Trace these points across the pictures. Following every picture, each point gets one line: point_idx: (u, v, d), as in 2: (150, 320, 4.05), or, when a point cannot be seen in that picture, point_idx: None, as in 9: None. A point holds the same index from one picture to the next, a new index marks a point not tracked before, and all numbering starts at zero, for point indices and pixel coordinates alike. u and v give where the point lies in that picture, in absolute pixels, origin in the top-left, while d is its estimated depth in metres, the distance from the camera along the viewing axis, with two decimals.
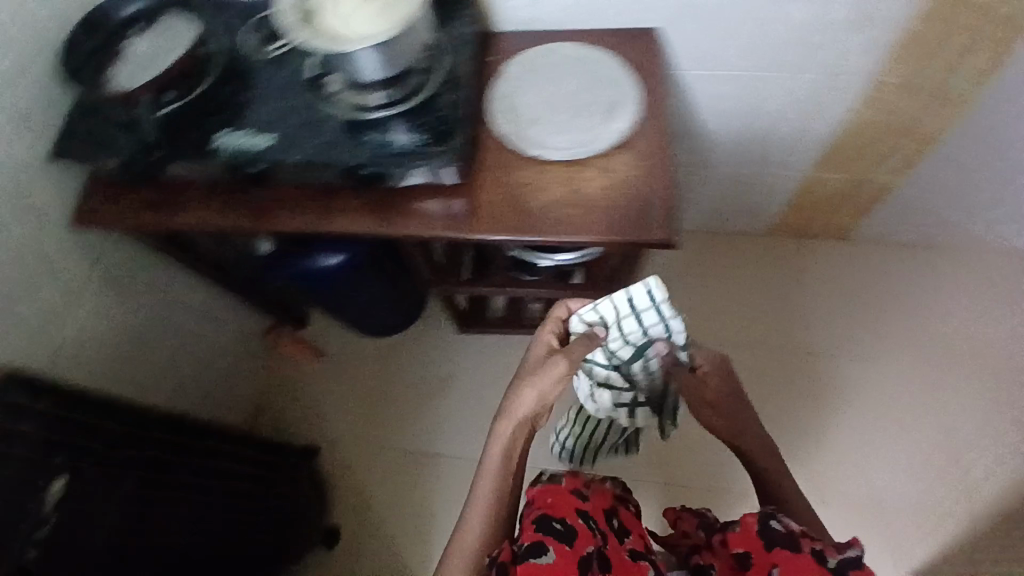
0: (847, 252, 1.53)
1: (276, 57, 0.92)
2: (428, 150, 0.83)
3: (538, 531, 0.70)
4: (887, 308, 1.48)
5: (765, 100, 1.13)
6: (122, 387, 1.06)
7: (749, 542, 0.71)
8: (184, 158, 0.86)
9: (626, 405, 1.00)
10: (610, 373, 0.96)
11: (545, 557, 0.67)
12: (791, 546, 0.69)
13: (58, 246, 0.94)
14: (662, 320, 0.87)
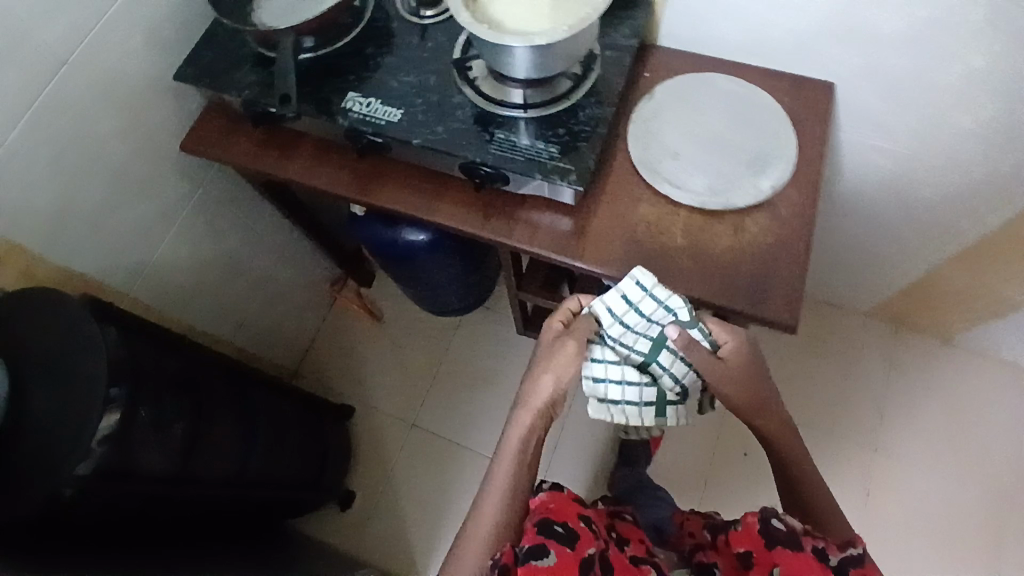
0: (954, 357, 1.39)
1: (421, 25, 0.88)
2: (556, 163, 0.77)
3: (541, 534, 0.67)
4: (981, 429, 1.33)
5: (917, 182, 1.01)
6: (190, 312, 1.08)
7: (751, 541, 0.70)
8: (307, 113, 0.83)
9: (653, 403, 0.83)
10: (626, 384, 0.82)
11: (547, 559, 0.65)
12: (792, 544, 0.68)
13: (164, 166, 0.94)
14: (665, 301, 0.75)
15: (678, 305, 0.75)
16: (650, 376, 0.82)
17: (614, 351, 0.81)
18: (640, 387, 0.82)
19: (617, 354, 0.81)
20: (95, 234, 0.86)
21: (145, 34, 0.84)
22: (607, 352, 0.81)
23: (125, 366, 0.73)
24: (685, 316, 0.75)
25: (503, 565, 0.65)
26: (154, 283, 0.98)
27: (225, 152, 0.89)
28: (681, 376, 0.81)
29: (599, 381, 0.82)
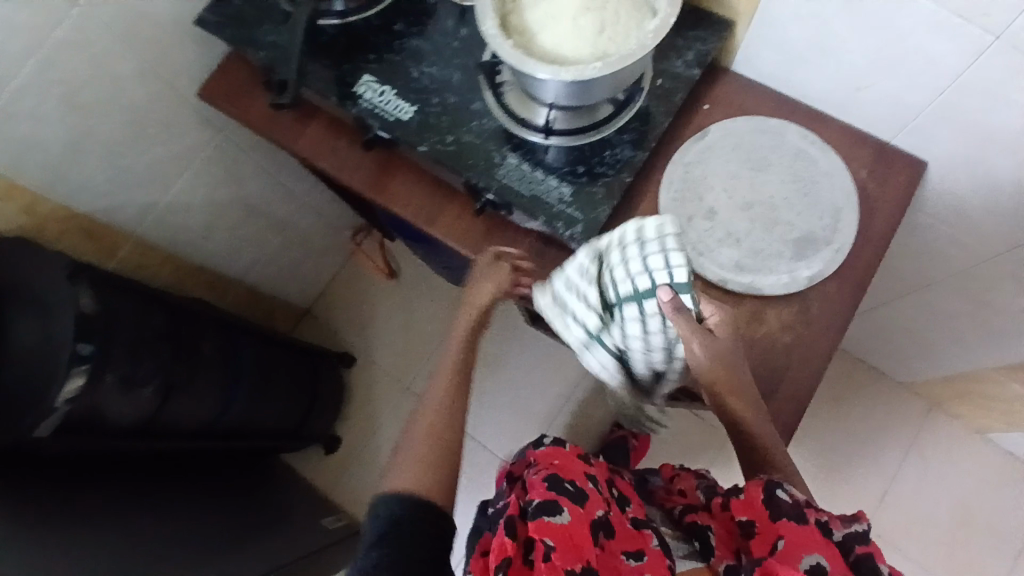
0: (1002, 461, 1.22)
1: (461, 9, 0.78)
2: (565, 206, 0.69)
3: (552, 491, 0.63)
4: (1007, 547, 1.18)
5: (991, 278, 0.87)
6: (200, 250, 1.09)
7: (753, 511, 0.61)
8: (319, 90, 0.77)
9: (592, 338, 0.66)
10: (581, 304, 0.65)
11: (561, 517, 0.61)
12: (797, 516, 0.59)
13: (182, 110, 0.91)
14: (678, 265, 0.60)
15: (683, 278, 0.60)
16: (607, 317, 0.65)
17: (593, 264, 0.64)
18: (591, 316, 0.65)
19: (594, 268, 0.64)
20: (105, 171, 0.87)
21: None
22: (586, 259, 0.64)
23: (97, 322, 0.77)
24: (682, 285, 0.60)
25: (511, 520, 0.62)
26: (163, 222, 0.99)
27: (239, 109, 0.84)
28: (641, 344, 0.64)
29: (561, 279, 0.66)
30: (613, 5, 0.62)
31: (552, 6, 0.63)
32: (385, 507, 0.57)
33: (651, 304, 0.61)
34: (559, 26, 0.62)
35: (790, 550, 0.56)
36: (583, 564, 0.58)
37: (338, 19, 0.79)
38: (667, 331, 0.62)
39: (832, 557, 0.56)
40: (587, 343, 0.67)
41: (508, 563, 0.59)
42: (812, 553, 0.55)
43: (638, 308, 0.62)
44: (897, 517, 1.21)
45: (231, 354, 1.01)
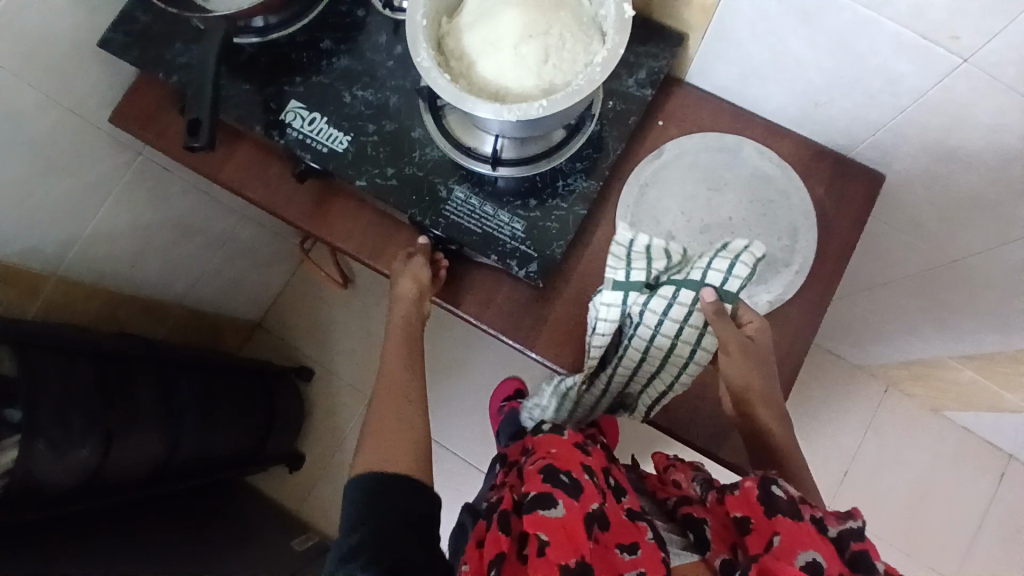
0: (953, 437, 1.27)
1: (395, 23, 0.71)
2: (518, 242, 0.65)
3: (547, 482, 0.54)
4: (957, 517, 1.24)
5: (944, 277, 0.88)
6: (133, 279, 1.01)
7: (749, 508, 0.52)
8: (244, 119, 0.70)
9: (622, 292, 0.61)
10: (635, 262, 0.61)
11: (556, 511, 0.52)
12: (795, 512, 0.50)
13: (94, 136, 0.82)
14: (735, 279, 0.59)
15: (732, 291, 0.59)
16: (648, 289, 0.61)
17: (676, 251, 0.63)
18: (641, 272, 0.61)
19: (674, 255, 0.61)
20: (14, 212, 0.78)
21: None
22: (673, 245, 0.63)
23: (20, 385, 0.71)
24: (731, 295, 0.59)
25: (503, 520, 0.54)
26: (88, 256, 0.91)
27: (154, 138, 0.75)
28: (651, 332, 0.62)
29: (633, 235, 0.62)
30: (557, 29, 0.57)
31: (492, 30, 0.58)
32: (360, 481, 0.56)
33: (688, 293, 0.60)
34: (503, 55, 0.57)
35: (784, 548, 0.48)
36: (578, 561, 0.49)
37: (257, 36, 0.71)
38: (680, 329, 0.61)
39: (834, 560, 0.48)
40: (612, 289, 0.62)
41: (502, 558, 0.51)
42: (808, 551, 0.48)
43: (672, 296, 0.60)
44: (858, 497, 1.25)
45: (166, 393, 0.94)
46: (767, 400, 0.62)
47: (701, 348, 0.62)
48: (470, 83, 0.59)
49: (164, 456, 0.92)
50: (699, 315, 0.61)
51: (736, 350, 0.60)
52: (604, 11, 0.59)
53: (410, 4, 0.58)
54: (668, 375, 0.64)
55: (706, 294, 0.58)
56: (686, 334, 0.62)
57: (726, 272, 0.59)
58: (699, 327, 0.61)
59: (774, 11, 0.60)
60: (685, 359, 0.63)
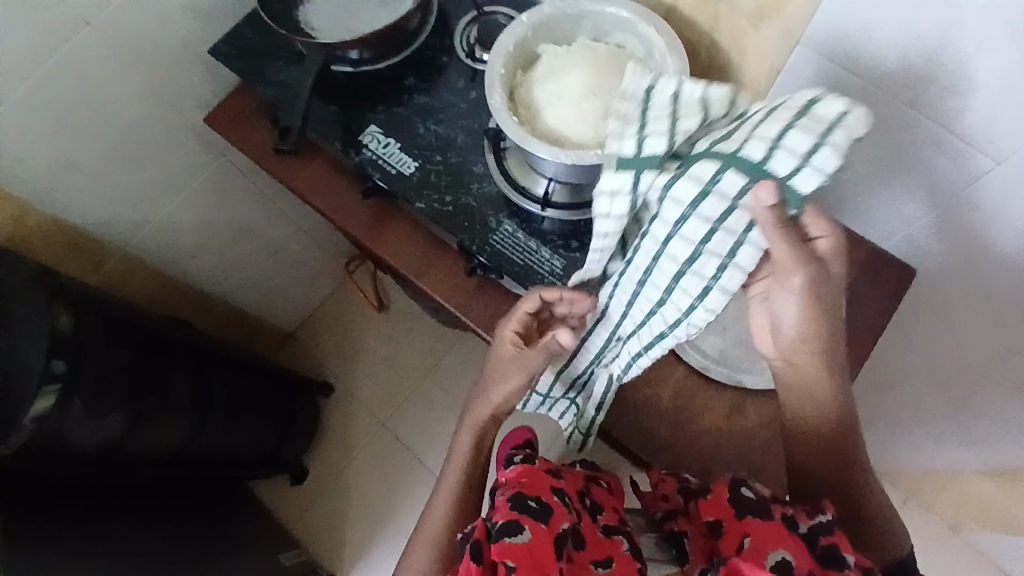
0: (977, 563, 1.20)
1: (474, 72, 0.79)
2: (556, 279, 0.69)
3: (515, 509, 0.53)
4: None
5: (972, 381, 0.87)
6: (189, 269, 1.08)
7: (720, 510, 0.53)
8: (324, 135, 0.77)
9: (633, 157, 0.49)
10: (652, 122, 0.49)
11: (522, 537, 0.51)
12: (763, 513, 0.52)
13: (187, 133, 0.91)
14: (811, 169, 0.42)
15: (801, 193, 0.43)
16: (671, 163, 0.48)
17: (722, 118, 0.49)
18: (665, 138, 0.48)
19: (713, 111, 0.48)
20: (101, 187, 0.87)
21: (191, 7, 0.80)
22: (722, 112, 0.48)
23: (70, 342, 0.76)
24: (796, 193, 0.43)
25: (474, 543, 0.52)
26: (153, 241, 0.98)
27: (241, 142, 0.84)
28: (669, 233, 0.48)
29: (655, 86, 0.50)
30: (619, 92, 0.63)
31: (560, 86, 0.64)
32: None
33: (733, 181, 0.45)
34: (566, 108, 0.63)
35: (754, 549, 0.49)
36: None
37: (351, 66, 0.79)
38: (709, 236, 0.47)
39: (806, 557, 0.48)
40: (623, 166, 0.50)
41: None
42: (777, 550, 0.48)
43: (711, 181, 0.45)
44: None
45: (195, 380, 0.97)
46: (815, 341, 0.53)
47: (734, 267, 0.47)
48: (534, 128, 0.65)
49: (175, 450, 0.94)
50: (744, 216, 0.45)
51: (794, 263, 0.47)
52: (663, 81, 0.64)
53: (491, 56, 0.66)
54: (682, 297, 0.50)
55: (761, 197, 0.43)
56: (714, 249, 0.47)
57: (801, 163, 0.43)
58: (737, 236, 0.46)
59: None
60: (706, 278, 0.49)
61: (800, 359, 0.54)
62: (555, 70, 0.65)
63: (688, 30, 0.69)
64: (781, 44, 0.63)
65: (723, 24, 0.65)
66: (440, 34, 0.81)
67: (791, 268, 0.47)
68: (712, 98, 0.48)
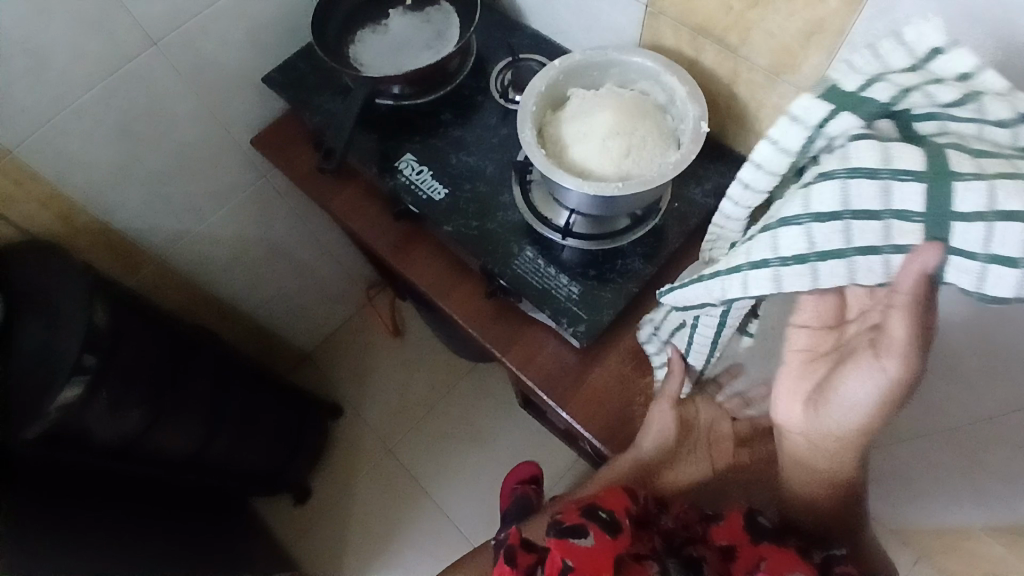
0: None
1: (505, 111, 0.85)
2: (572, 304, 0.73)
3: (583, 516, 0.58)
4: None
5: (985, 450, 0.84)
6: (219, 281, 1.13)
7: (736, 536, 0.60)
8: (363, 159, 0.83)
9: (855, 93, 0.44)
10: (902, 80, 0.43)
11: (585, 540, 0.55)
12: (778, 542, 0.58)
13: (234, 153, 0.98)
14: (977, 267, 0.38)
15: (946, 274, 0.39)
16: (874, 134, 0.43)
17: (986, 126, 0.40)
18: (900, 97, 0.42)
19: (969, 128, 0.41)
20: (147, 194, 0.92)
21: (252, 41, 0.88)
22: (1000, 131, 0.40)
23: (103, 335, 0.79)
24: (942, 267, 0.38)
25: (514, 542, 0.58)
26: (188, 250, 1.03)
27: (285, 162, 0.90)
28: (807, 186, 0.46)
29: (943, 53, 0.42)
30: (641, 133, 0.68)
31: (586, 124, 0.69)
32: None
33: (902, 195, 0.40)
34: (591, 145, 0.68)
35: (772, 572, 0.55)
36: None
37: (392, 100, 0.86)
38: (802, 224, 0.44)
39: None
40: (830, 102, 0.45)
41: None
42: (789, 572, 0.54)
43: (892, 171, 0.40)
44: None
45: (209, 381, 1.00)
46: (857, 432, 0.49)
47: (810, 270, 0.45)
48: (560, 162, 0.70)
49: (180, 452, 0.95)
50: (879, 231, 0.41)
51: (881, 348, 0.44)
52: (682, 126, 0.69)
53: (524, 96, 0.71)
54: (740, 255, 0.50)
55: (927, 258, 0.36)
56: (812, 232, 0.44)
57: (982, 255, 0.38)
58: (843, 246, 0.43)
59: None
60: (774, 252, 0.46)
61: (829, 443, 0.51)
62: (582, 111, 0.71)
63: (709, 83, 0.75)
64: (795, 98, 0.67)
65: (742, 79, 0.70)
66: (476, 75, 0.88)
67: (891, 355, 0.42)
68: (997, 108, 0.40)
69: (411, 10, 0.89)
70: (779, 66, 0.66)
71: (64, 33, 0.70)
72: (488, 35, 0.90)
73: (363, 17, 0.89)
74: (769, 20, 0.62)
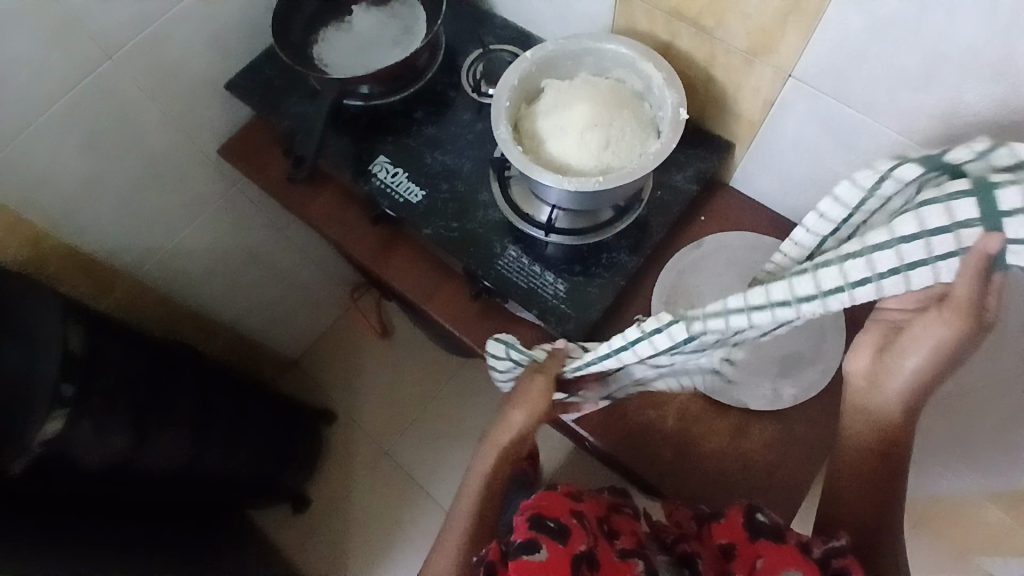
0: None
1: (478, 106, 0.83)
2: (560, 301, 0.71)
3: (533, 530, 0.56)
4: None
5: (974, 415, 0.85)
6: (199, 294, 1.10)
7: (736, 534, 0.58)
8: (337, 165, 0.81)
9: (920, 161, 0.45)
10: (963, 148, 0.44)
11: (539, 555, 0.54)
12: (780, 537, 0.55)
13: (203, 164, 0.95)
14: None
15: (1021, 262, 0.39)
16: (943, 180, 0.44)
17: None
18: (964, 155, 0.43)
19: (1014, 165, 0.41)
20: (116, 212, 0.89)
21: (214, 46, 0.84)
22: None
23: (82, 363, 0.77)
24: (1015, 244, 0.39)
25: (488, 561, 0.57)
26: (164, 266, 1.00)
27: (256, 169, 0.87)
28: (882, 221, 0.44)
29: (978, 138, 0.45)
30: (619, 124, 0.66)
31: (563, 118, 0.67)
32: None
33: (968, 209, 0.40)
34: (569, 139, 0.66)
35: (767, 568, 0.53)
36: None
37: (362, 100, 0.83)
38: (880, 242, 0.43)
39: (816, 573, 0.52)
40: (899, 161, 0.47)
41: None
42: (789, 570, 0.52)
43: (951, 195, 0.41)
44: None
45: (196, 395, 0.98)
46: (918, 389, 0.51)
47: (903, 278, 0.43)
48: (539, 158, 0.68)
49: (173, 471, 0.93)
50: (952, 241, 0.41)
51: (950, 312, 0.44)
52: (661, 115, 0.68)
53: (498, 90, 0.68)
54: (832, 276, 0.44)
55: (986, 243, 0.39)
56: (900, 251, 0.42)
57: None
58: (927, 257, 0.42)
59: (814, 133, 0.68)
60: (872, 271, 0.43)
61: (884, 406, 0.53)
62: (558, 104, 0.68)
63: (686, 67, 0.73)
64: (774, 81, 0.66)
65: (719, 62, 0.69)
66: (448, 70, 0.85)
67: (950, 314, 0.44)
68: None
69: (376, 5, 0.86)
70: (757, 48, 0.64)
71: (14, 52, 0.67)
72: (457, 27, 0.87)
73: (325, 15, 0.85)
74: (745, 2, 0.61)
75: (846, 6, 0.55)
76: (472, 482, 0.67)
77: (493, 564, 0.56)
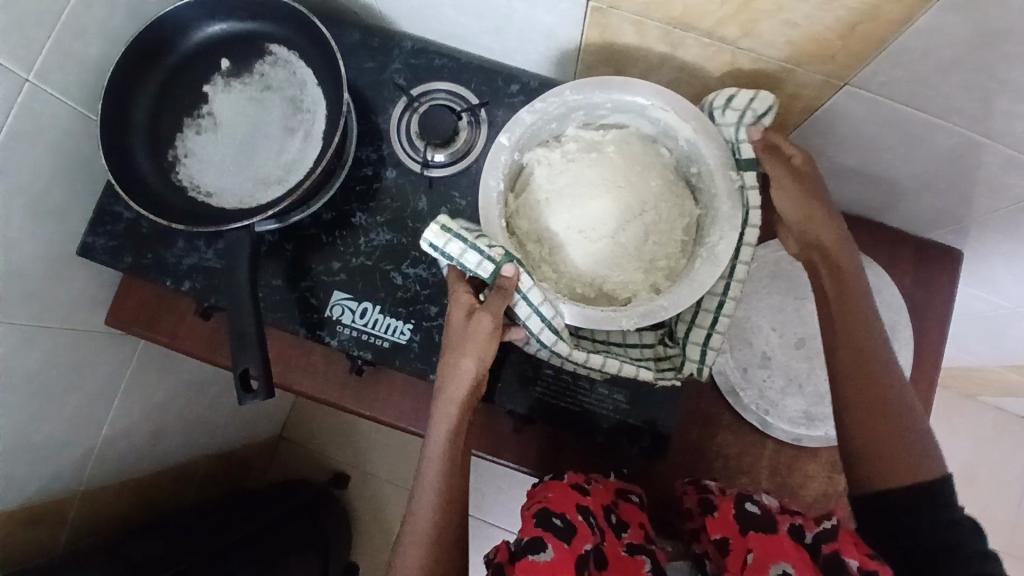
0: None
1: (429, 182, 0.62)
2: (622, 413, 0.62)
3: (539, 527, 0.52)
4: None
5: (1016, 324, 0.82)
6: (154, 456, 0.91)
7: (727, 528, 0.53)
8: (282, 321, 0.61)
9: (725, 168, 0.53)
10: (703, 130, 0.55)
11: (544, 556, 0.49)
12: (771, 527, 0.52)
13: (94, 346, 0.71)
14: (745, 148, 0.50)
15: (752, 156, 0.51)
16: None
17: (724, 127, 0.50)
18: None
19: None
20: (24, 459, 0.67)
21: (40, 216, 0.58)
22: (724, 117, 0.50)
23: None
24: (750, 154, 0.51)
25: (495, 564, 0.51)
26: (105, 462, 0.80)
27: (170, 341, 0.66)
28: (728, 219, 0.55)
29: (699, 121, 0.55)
30: (652, 206, 0.51)
31: (577, 220, 0.51)
32: None
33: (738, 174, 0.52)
34: (594, 249, 0.51)
35: (758, 564, 0.49)
36: None
37: (276, 221, 0.61)
38: None
39: (808, 568, 0.48)
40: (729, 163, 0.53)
41: None
42: (779, 563, 0.49)
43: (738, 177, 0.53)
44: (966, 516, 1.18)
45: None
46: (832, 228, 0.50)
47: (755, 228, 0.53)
48: (558, 277, 0.52)
49: None
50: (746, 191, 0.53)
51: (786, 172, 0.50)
52: (696, 168, 0.52)
53: (482, 201, 0.50)
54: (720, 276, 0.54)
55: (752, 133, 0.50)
56: None
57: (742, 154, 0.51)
58: None
59: (872, 130, 0.54)
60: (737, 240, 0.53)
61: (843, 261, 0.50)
62: (561, 199, 0.52)
63: (694, 77, 0.55)
64: (823, 86, 0.51)
65: (743, 71, 0.52)
66: (371, 139, 0.63)
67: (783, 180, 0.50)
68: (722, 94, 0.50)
69: (234, 74, 0.60)
70: (802, 56, 0.48)
71: None
72: (358, 73, 0.63)
73: (172, 115, 0.59)
74: (789, 11, 0.43)
75: (944, 15, 0.39)
76: (431, 466, 0.51)
77: (500, 567, 0.51)
